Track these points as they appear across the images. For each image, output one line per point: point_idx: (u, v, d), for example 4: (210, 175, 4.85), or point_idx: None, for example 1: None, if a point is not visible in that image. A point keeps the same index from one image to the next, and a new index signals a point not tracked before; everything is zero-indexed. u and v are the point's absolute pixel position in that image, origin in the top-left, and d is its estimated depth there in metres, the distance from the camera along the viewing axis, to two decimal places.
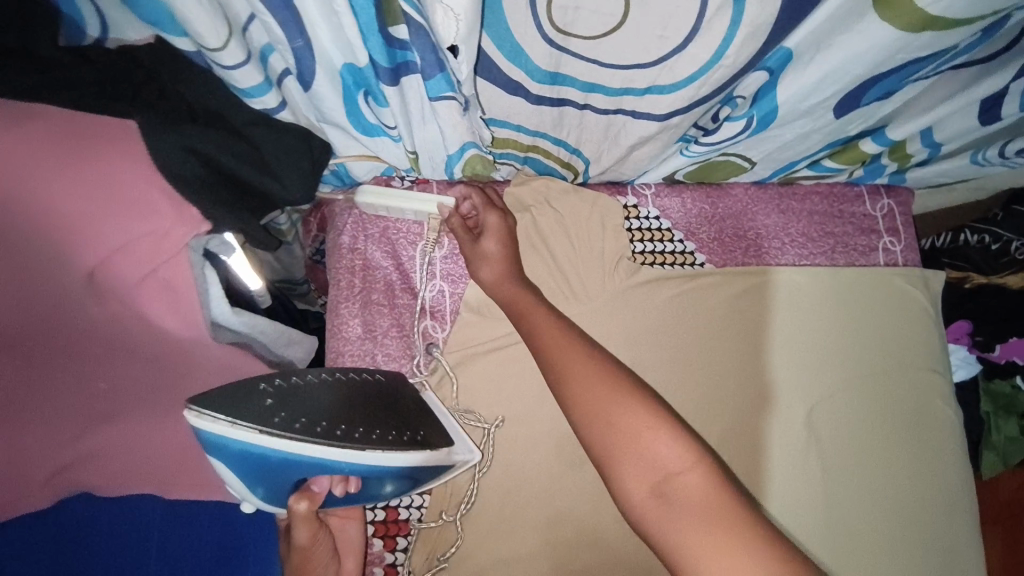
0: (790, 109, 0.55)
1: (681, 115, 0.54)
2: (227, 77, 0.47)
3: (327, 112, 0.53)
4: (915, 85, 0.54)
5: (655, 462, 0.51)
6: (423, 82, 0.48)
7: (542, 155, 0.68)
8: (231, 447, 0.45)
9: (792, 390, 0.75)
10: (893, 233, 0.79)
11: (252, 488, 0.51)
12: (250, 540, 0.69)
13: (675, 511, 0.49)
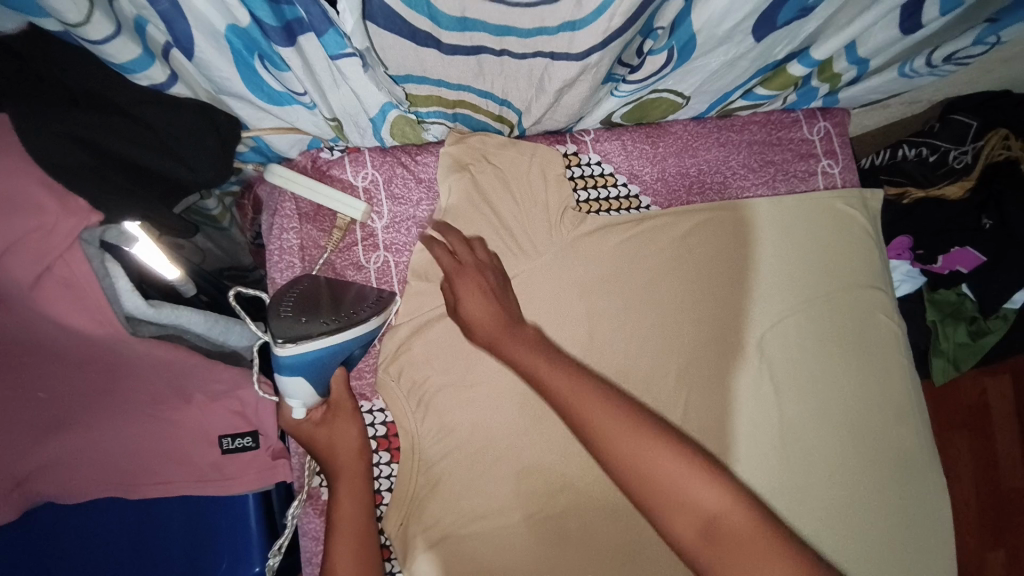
0: (708, 34, 0.53)
1: (599, 52, 0.52)
2: (102, 53, 0.44)
3: (222, 82, 0.50)
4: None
5: (697, 508, 0.52)
6: (319, 40, 0.46)
7: (471, 109, 0.66)
8: (307, 360, 0.59)
9: (745, 321, 0.76)
10: (832, 155, 0.79)
11: (316, 393, 0.64)
12: (224, 527, 0.71)
13: (727, 554, 0.50)
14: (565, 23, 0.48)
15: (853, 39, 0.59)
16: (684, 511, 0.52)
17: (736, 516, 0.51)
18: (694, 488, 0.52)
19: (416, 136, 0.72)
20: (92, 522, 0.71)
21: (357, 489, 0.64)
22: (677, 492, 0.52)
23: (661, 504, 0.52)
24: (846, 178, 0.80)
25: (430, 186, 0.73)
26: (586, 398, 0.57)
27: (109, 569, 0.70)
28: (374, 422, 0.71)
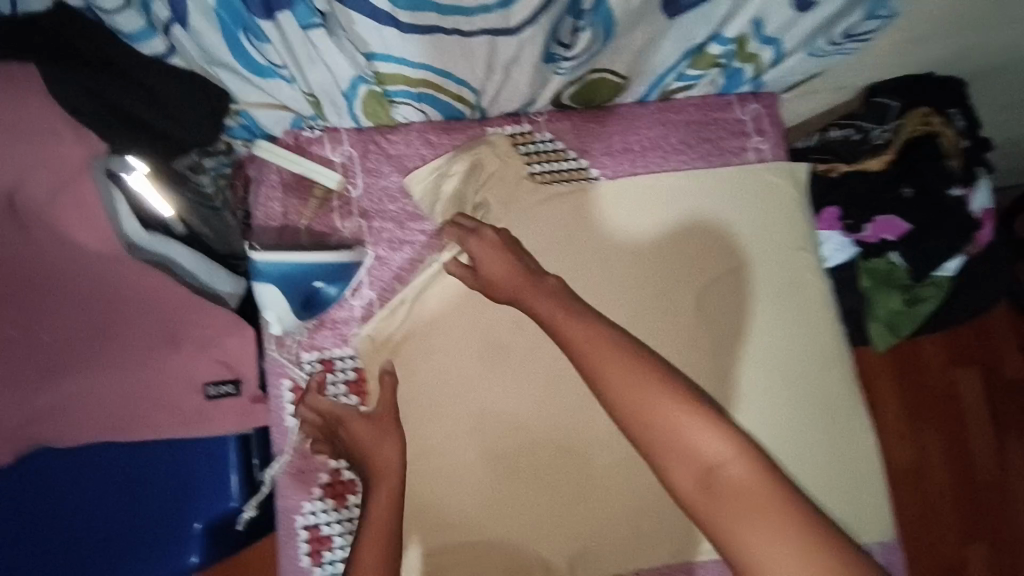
0: (627, 12, 0.63)
1: (531, 26, 0.61)
2: (112, 23, 0.56)
3: (212, 50, 0.59)
4: None
5: (707, 465, 0.55)
6: (292, 14, 0.56)
7: (435, 90, 0.75)
8: (275, 269, 0.73)
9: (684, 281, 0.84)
10: (762, 134, 0.88)
11: (286, 312, 0.75)
12: (205, 464, 0.78)
13: (731, 511, 0.55)
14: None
15: (754, 16, 0.69)
16: (688, 463, 0.56)
17: (741, 467, 0.55)
18: (702, 439, 0.56)
19: (388, 118, 0.81)
20: (84, 464, 0.77)
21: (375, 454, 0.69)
22: (695, 451, 0.56)
23: (679, 457, 0.56)
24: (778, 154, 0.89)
25: (400, 160, 0.82)
26: (606, 353, 0.60)
27: (99, 504, 0.77)
28: (345, 368, 0.79)
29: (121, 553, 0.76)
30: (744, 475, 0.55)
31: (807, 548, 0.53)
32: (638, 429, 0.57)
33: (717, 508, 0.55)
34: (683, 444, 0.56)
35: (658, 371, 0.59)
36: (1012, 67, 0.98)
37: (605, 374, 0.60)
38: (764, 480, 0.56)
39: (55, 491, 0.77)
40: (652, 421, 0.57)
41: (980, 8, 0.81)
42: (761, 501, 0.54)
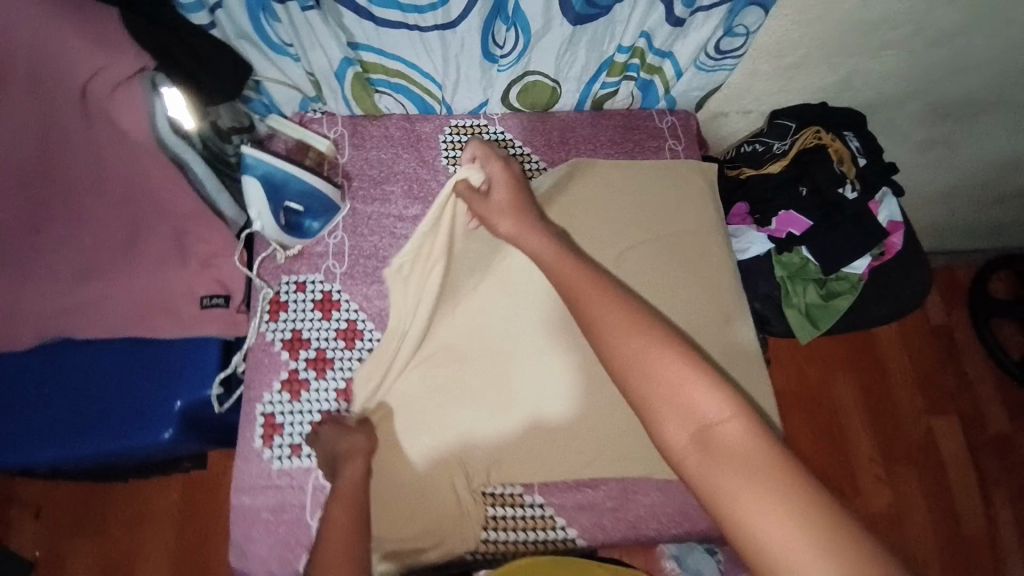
0: (536, 17, 0.83)
1: (462, 22, 0.83)
2: None
3: (241, 25, 0.83)
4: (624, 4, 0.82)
5: (693, 412, 0.57)
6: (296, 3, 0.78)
7: (407, 81, 0.98)
8: (263, 169, 0.90)
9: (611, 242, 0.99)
10: (676, 138, 1.07)
11: (265, 211, 0.92)
12: (190, 360, 0.95)
13: (715, 457, 0.54)
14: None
15: (643, 32, 0.88)
16: (680, 414, 0.57)
17: (735, 424, 0.56)
18: (698, 395, 0.57)
19: (374, 107, 1.04)
20: (91, 357, 0.95)
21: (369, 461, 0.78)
22: (688, 401, 0.57)
23: (667, 406, 0.57)
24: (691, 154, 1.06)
25: (380, 140, 1.04)
26: (613, 307, 0.64)
27: (97, 389, 0.93)
28: (313, 290, 0.96)
29: (92, 431, 0.90)
30: (735, 430, 0.55)
31: (791, 512, 0.51)
32: (639, 384, 0.59)
33: (701, 456, 0.55)
34: (681, 400, 0.57)
35: (668, 336, 0.60)
36: (911, 96, 1.13)
37: (613, 335, 0.62)
38: (756, 434, 0.55)
39: (67, 376, 0.94)
40: (655, 380, 0.58)
41: (853, 47, 0.97)
42: (751, 453, 0.54)
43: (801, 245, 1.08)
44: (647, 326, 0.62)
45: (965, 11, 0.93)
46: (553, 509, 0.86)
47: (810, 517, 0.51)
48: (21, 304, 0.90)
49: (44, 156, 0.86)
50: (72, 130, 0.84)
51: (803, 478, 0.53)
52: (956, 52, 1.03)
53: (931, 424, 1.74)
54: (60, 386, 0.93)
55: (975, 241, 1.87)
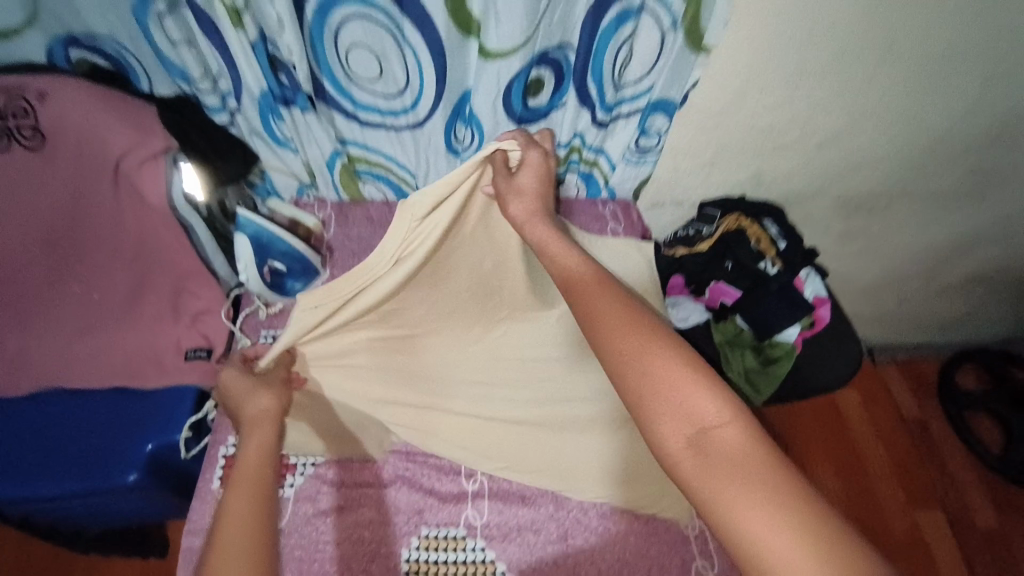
0: (487, 121, 1.03)
1: (427, 123, 1.04)
2: (202, 100, 0.98)
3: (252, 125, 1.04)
4: (556, 110, 1.03)
5: (690, 415, 0.56)
6: (296, 107, 0.99)
7: (386, 171, 1.17)
8: (252, 228, 1.00)
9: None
10: (617, 221, 1.21)
11: (249, 266, 1.03)
12: (165, 407, 1.02)
13: (710, 460, 0.53)
14: (400, 100, 0.99)
15: (577, 133, 1.08)
16: (676, 415, 0.56)
17: (732, 428, 0.54)
18: (696, 398, 0.56)
19: (359, 192, 1.22)
20: (73, 403, 1.02)
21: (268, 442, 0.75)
22: (687, 404, 0.56)
23: (663, 407, 0.56)
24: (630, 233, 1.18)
25: (362, 219, 1.20)
26: (612, 309, 0.64)
27: (75, 433, 0.99)
28: None
29: (58, 472, 0.95)
30: (731, 434, 0.54)
31: (785, 520, 0.49)
32: (637, 383, 0.58)
33: (696, 458, 0.54)
34: (680, 402, 0.56)
35: (668, 338, 0.60)
36: (822, 189, 1.31)
37: (613, 335, 0.62)
38: (753, 441, 0.54)
39: (46, 421, 1.00)
40: (652, 378, 0.58)
41: (755, 146, 1.18)
42: (746, 459, 0.53)
43: (735, 313, 1.21)
44: (648, 328, 0.62)
45: (842, 119, 1.13)
46: (494, 553, 0.88)
47: (811, 527, 0.49)
48: (24, 355, 1.01)
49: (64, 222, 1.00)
50: (95, 202, 1.00)
51: (799, 489, 0.51)
52: (847, 153, 1.22)
53: (917, 517, 1.64)
54: (33, 429, 0.99)
55: (944, 334, 1.91)
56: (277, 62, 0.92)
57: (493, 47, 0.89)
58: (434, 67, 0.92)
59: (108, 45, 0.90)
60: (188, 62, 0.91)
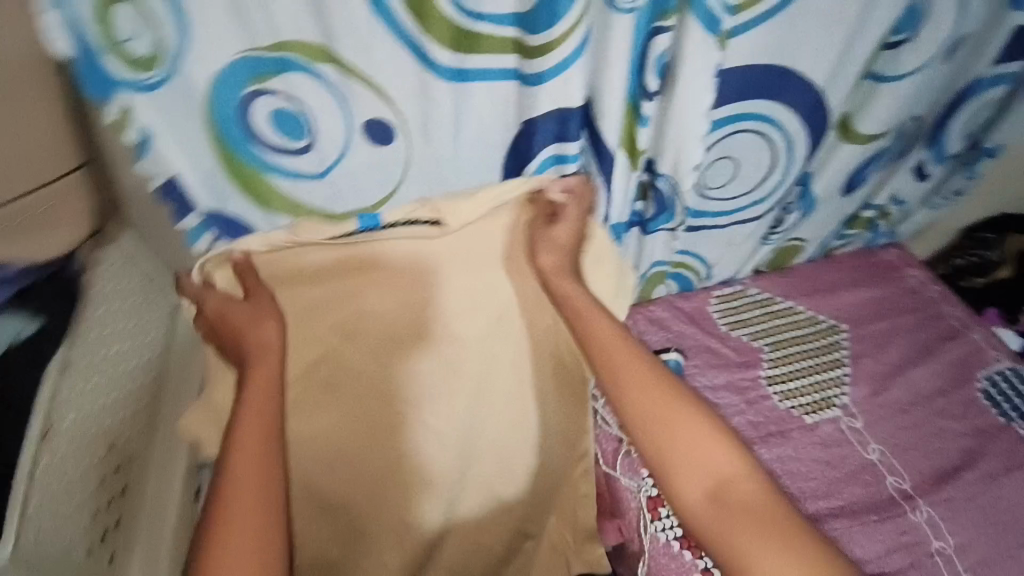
0: (823, 195, 0.99)
1: (764, 215, 0.97)
2: None
3: None
4: (874, 176, 1.00)
5: (716, 473, 0.65)
6: (645, 227, 0.92)
7: (686, 268, 1.09)
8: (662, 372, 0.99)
9: (931, 358, 1.06)
10: (912, 265, 1.19)
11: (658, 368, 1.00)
12: None
13: (728, 511, 0.64)
14: (753, 200, 0.93)
15: (890, 190, 1.06)
16: (698, 472, 0.66)
17: (750, 483, 0.65)
18: (710, 455, 0.66)
19: (651, 292, 1.13)
20: None
21: (268, 394, 0.64)
22: (701, 461, 0.66)
23: (679, 465, 0.66)
24: (910, 325, 1.11)
25: (661, 324, 1.11)
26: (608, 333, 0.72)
27: None
28: None
29: None
30: (749, 486, 0.65)
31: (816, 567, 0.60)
32: (647, 430, 0.68)
33: (716, 513, 0.64)
34: (698, 460, 0.66)
35: (678, 393, 0.69)
36: None
37: (634, 390, 0.69)
38: (761, 490, 0.65)
39: None
40: (677, 440, 0.67)
41: None
42: (774, 526, 0.62)
43: None
44: (671, 388, 0.69)
45: None
46: None
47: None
48: None
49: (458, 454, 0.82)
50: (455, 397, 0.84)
51: (828, 560, 0.61)
52: None
53: None
54: None
55: None
56: (647, 191, 0.86)
57: (867, 129, 0.87)
58: (803, 162, 0.88)
59: None
60: None
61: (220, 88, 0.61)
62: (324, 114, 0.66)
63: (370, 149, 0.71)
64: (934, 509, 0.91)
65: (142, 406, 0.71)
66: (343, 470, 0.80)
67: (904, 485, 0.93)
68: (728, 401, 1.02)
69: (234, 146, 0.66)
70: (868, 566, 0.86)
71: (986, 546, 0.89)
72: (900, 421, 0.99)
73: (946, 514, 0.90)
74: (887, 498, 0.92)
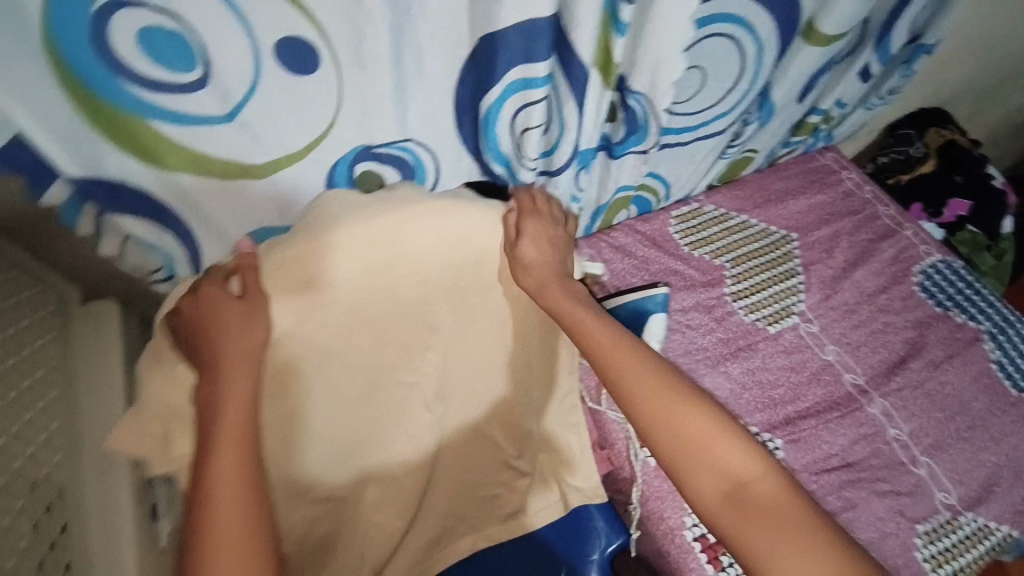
0: (782, 102, 0.96)
1: (727, 129, 0.93)
2: (515, 178, 0.81)
3: (557, 184, 0.86)
4: (822, 79, 0.98)
5: (725, 471, 0.62)
6: (610, 151, 0.85)
7: (644, 191, 1.05)
8: (643, 307, 0.88)
9: (873, 258, 1.13)
10: (847, 167, 1.23)
11: (644, 303, 0.88)
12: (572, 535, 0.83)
13: (747, 513, 0.60)
14: (720, 113, 0.87)
15: (837, 95, 1.06)
16: (712, 473, 0.62)
17: (765, 480, 0.62)
18: (723, 454, 0.62)
19: (611, 221, 1.09)
20: None
21: (239, 385, 0.58)
22: (710, 460, 0.62)
23: (694, 467, 0.62)
24: (851, 227, 1.16)
25: (625, 253, 1.07)
26: (619, 341, 0.68)
27: None
28: None
29: None
30: (763, 485, 0.61)
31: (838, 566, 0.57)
32: (669, 446, 0.63)
33: (734, 511, 0.61)
34: (710, 462, 0.62)
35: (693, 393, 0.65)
36: (984, 91, 1.38)
37: (640, 396, 0.65)
38: (779, 485, 0.62)
39: None
40: (688, 441, 0.62)
41: (952, 60, 1.21)
42: (782, 510, 0.60)
43: (972, 224, 1.27)
44: (672, 382, 0.65)
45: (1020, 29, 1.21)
46: (983, 516, 0.97)
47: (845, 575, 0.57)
48: None
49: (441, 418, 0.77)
50: (433, 363, 0.76)
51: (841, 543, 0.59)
52: (1013, 57, 1.29)
53: None
54: None
55: None
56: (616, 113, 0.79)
57: (829, 29, 0.83)
58: (768, 69, 0.84)
59: (412, 150, 0.71)
60: (532, 141, 0.74)
61: (60, 12, 0.43)
62: (218, 40, 0.50)
63: (288, 82, 0.56)
64: (886, 399, 1.01)
65: (60, 434, 0.57)
66: (313, 460, 0.71)
67: (859, 380, 1.02)
68: (698, 323, 1.03)
69: (97, 88, 0.49)
70: (835, 459, 0.96)
71: (936, 429, 1.01)
72: (850, 322, 1.07)
73: (897, 403, 1.01)
74: (845, 394, 1.01)
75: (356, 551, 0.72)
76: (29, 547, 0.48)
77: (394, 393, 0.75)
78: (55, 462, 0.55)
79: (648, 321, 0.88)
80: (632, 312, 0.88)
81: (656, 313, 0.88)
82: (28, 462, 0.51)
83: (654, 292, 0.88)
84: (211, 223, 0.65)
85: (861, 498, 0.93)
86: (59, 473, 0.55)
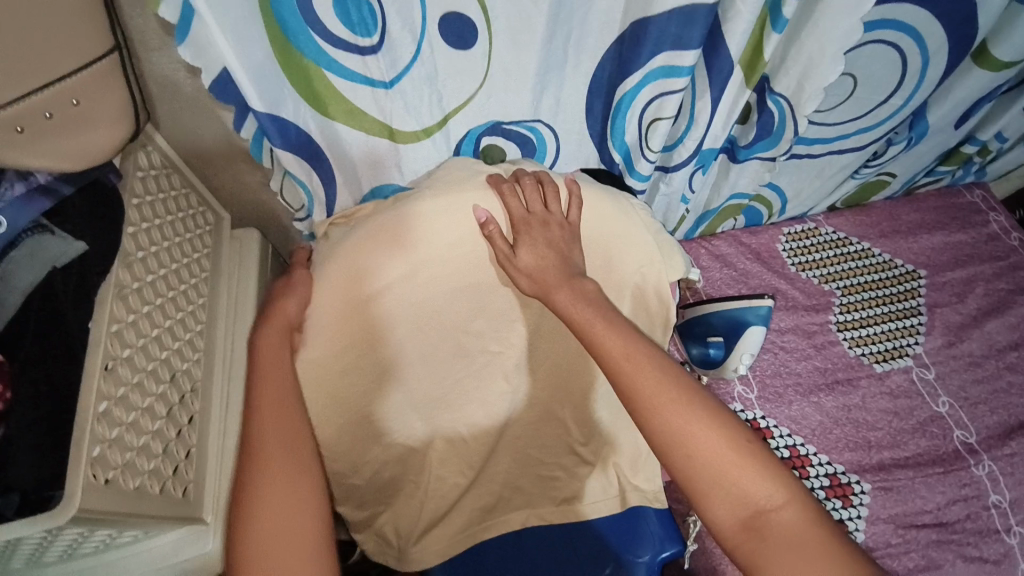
0: (935, 125, 0.88)
1: (866, 148, 0.86)
2: (631, 168, 0.80)
3: (671, 180, 0.84)
4: (986, 107, 0.88)
5: (745, 498, 0.53)
6: (734, 154, 0.82)
7: (759, 201, 1.00)
8: (741, 318, 0.85)
9: (1010, 311, 1.01)
10: (995, 209, 1.10)
11: (744, 315, 0.85)
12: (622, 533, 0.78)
13: (767, 545, 0.51)
14: (863, 128, 0.82)
15: (1001, 127, 0.95)
16: (731, 498, 0.53)
17: (790, 510, 0.52)
18: (745, 480, 0.53)
19: (716, 227, 1.05)
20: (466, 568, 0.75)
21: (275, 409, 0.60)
22: (725, 484, 0.53)
23: (712, 491, 0.53)
24: (989, 273, 1.05)
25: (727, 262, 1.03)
26: (629, 341, 0.60)
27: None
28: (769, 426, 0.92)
29: None
30: (790, 516, 0.52)
31: None
32: (685, 467, 0.54)
33: (753, 542, 0.52)
34: (729, 486, 0.53)
35: (707, 407, 0.56)
36: None
37: (653, 403, 0.56)
38: (808, 516, 0.52)
39: None
40: (701, 461, 0.53)
41: None
42: (809, 544, 0.50)
43: None
44: (684, 392, 0.56)
45: None
46: None
47: None
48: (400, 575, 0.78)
49: (521, 392, 0.79)
50: (522, 335, 0.78)
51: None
52: None
53: None
54: None
55: None
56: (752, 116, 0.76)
57: (1008, 54, 0.75)
58: (928, 88, 0.77)
59: (538, 127, 0.72)
60: (657, 132, 0.73)
61: None
62: (395, 8, 0.53)
63: (446, 52, 0.59)
64: (999, 465, 0.91)
65: (202, 337, 0.65)
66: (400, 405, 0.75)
67: (970, 439, 0.93)
68: (794, 346, 0.97)
69: (289, 36, 0.53)
70: (927, 516, 0.88)
71: None
72: (971, 375, 0.97)
73: (1008, 469, 0.91)
74: (952, 451, 0.92)
75: (422, 497, 0.75)
76: (160, 428, 0.55)
77: (479, 358, 0.77)
78: (195, 360, 0.63)
79: (745, 333, 0.85)
80: (730, 322, 0.86)
81: (756, 324, 0.85)
82: (172, 354, 0.59)
83: (756, 303, 0.85)
84: (351, 172, 0.71)
85: (950, 563, 0.85)
86: (197, 370, 0.63)
